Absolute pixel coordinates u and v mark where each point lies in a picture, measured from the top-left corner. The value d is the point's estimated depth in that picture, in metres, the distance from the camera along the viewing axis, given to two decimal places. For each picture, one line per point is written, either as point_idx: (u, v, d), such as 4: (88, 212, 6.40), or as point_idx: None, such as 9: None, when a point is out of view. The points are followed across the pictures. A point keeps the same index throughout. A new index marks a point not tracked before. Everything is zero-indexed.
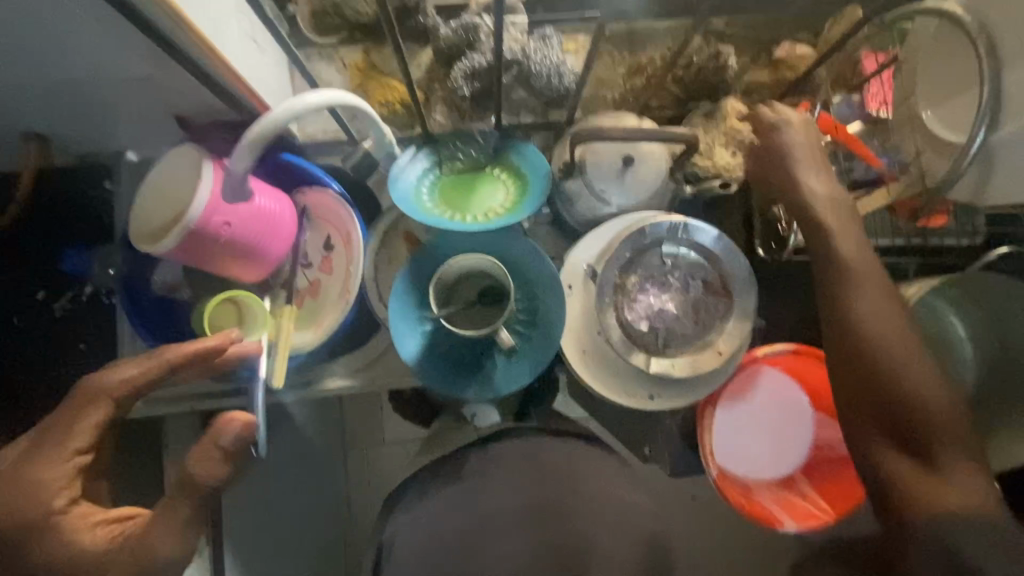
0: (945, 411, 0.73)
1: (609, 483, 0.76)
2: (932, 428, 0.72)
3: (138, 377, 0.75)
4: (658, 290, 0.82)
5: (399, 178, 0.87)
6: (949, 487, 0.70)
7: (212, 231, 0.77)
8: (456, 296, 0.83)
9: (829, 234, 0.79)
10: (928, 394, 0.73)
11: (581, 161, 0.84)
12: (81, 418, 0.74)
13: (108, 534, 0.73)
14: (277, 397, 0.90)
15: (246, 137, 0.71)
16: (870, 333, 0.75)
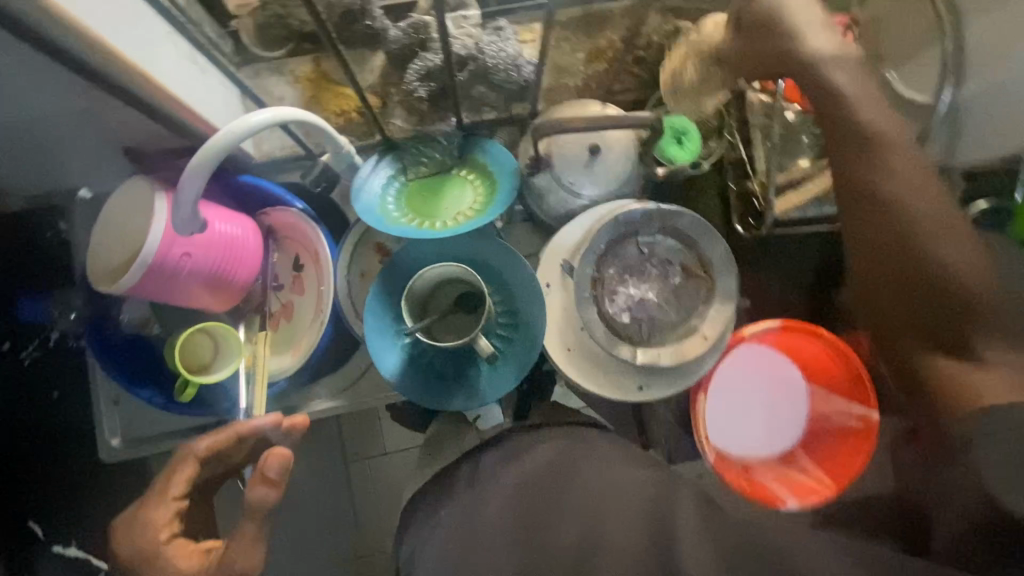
0: (988, 293, 0.71)
1: (610, 472, 0.68)
2: (959, 296, 0.71)
3: (225, 431, 0.72)
4: (637, 280, 0.81)
5: (362, 191, 0.85)
6: (982, 378, 0.71)
7: (171, 264, 0.74)
8: (433, 305, 0.81)
9: (856, 101, 0.73)
10: (968, 267, 0.71)
11: (547, 156, 0.82)
12: (177, 476, 0.71)
13: (201, 559, 0.68)
14: None
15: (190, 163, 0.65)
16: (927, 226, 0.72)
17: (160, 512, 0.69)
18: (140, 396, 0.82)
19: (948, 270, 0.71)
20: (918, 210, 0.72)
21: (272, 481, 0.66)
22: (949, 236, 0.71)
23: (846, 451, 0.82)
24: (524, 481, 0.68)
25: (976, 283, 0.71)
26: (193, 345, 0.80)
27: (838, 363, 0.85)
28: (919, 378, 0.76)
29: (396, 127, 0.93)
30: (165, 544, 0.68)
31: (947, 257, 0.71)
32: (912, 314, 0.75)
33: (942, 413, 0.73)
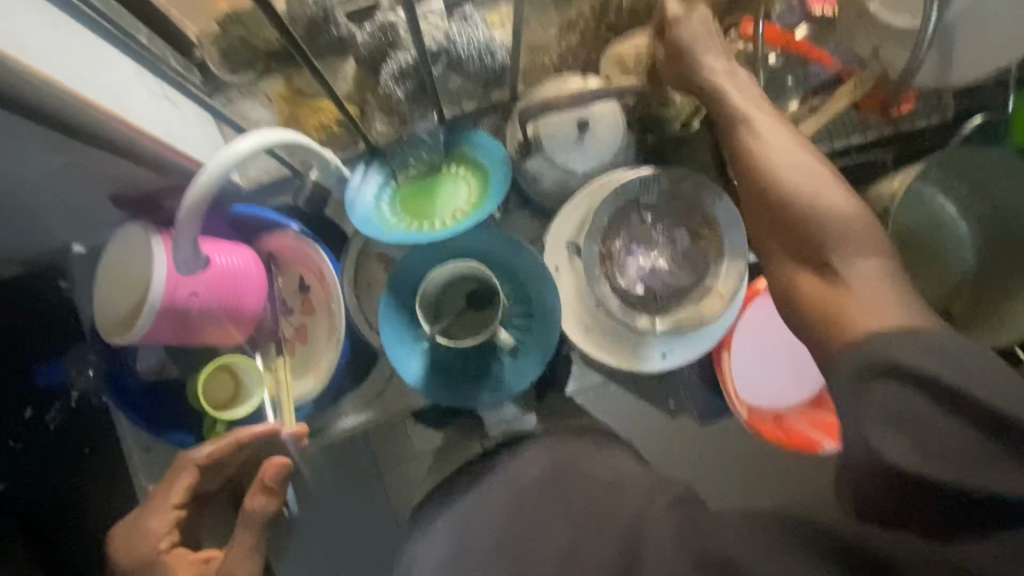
0: (845, 207, 0.62)
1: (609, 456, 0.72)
2: (824, 224, 0.60)
3: (228, 441, 0.76)
4: (646, 249, 0.80)
5: (356, 202, 0.84)
6: (865, 298, 0.56)
7: (179, 305, 0.74)
8: (445, 305, 0.81)
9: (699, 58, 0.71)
10: (829, 207, 0.62)
11: (536, 137, 0.81)
12: (174, 484, 0.75)
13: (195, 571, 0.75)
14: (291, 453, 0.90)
15: (184, 202, 0.65)
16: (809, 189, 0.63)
17: (160, 522, 0.74)
18: (170, 439, 0.83)
19: (836, 214, 0.61)
20: (778, 167, 0.65)
21: (273, 489, 0.77)
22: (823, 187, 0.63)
23: None
24: (541, 480, 0.70)
25: (834, 219, 0.61)
26: (214, 383, 0.81)
27: None
28: (790, 304, 0.63)
29: (379, 133, 0.90)
30: (162, 553, 0.74)
31: (815, 212, 0.62)
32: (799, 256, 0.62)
33: (824, 350, 0.57)
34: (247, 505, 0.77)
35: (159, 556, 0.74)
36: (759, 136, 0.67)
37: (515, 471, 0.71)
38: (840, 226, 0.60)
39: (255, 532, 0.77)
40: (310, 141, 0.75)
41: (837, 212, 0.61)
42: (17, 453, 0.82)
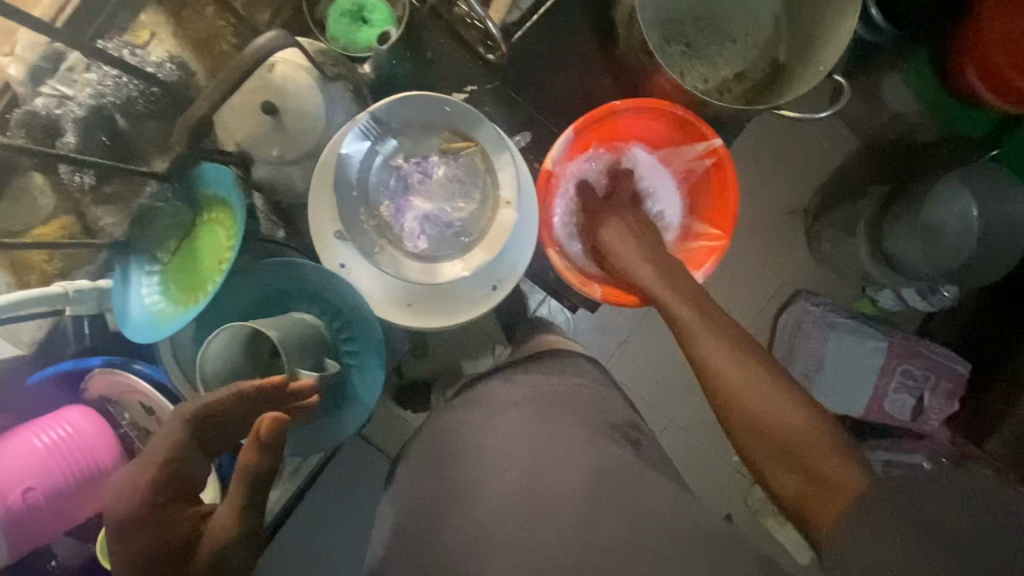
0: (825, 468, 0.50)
1: (565, 377, 0.75)
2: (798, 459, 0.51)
3: (226, 392, 0.59)
4: (414, 195, 0.70)
5: (126, 312, 0.77)
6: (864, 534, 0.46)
7: (17, 508, 0.73)
8: (256, 362, 0.69)
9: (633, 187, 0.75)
10: (790, 423, 0.52)
11: (243, 148, 0.69)
12: (160, 437, 0.58)
13: (198, 525, 0.57)
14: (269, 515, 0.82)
15: None
16: (721, 373, 0.56)
17: (150, 473, 0.57)
18: None
19: (721, 353, 0.57)
20: (694, 339, 0.59)
21: (269, 444, 0.57)
22: (704, 328, 0.59)
23: (719, 191, 0.75)
24: (470, 428, 0.69)
25: (798, 422, 0.52)
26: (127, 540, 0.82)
27: (658, 118, 0.74)
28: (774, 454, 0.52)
29: (110, 226, 0.80)
30: (152, 506, 0.57)
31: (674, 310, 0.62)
32: (781, 464, 0.52)
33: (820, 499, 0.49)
34: (240, 459, 0.57)
35: (154, 508, 0.57)
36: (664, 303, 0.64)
37: (427, 437, 0.72)
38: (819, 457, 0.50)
39: (245, 487, 0.57)
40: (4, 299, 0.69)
41: (686, 299, 0.63)
42: None
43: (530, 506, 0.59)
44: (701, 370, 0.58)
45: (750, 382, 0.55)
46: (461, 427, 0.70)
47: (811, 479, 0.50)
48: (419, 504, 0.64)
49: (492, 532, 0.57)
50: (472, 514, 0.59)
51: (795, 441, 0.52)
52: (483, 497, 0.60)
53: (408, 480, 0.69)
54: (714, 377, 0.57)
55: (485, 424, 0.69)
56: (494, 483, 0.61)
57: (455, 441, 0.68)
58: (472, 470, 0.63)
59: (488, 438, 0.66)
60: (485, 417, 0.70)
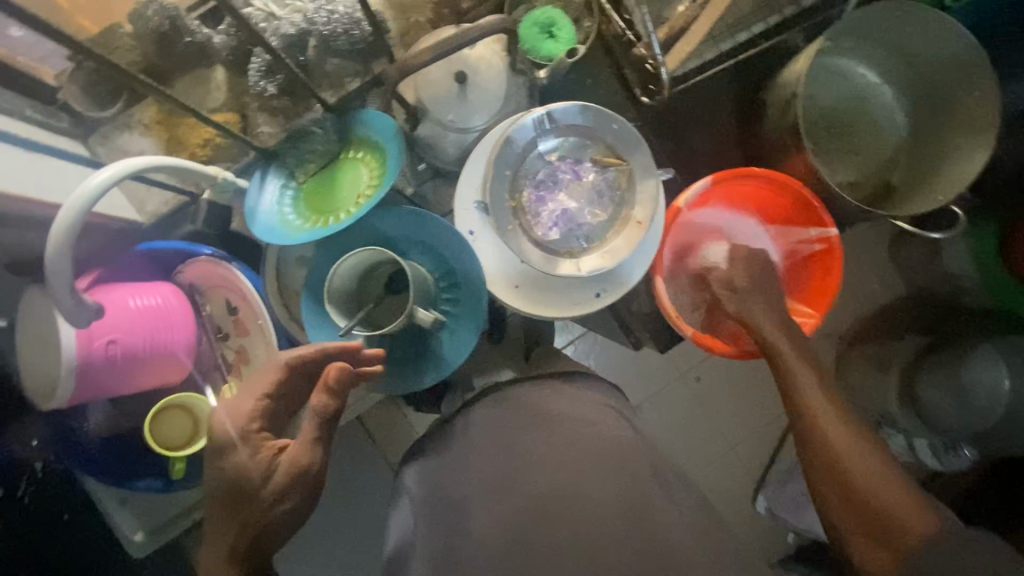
0: (856, 451, 0.64)
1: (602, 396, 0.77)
2: (837, 456, 0.64)
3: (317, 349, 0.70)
4: (555, 192, 0.76)
5: (255, 213, 0.82)
6: (883, 494, 0.62)
7: (97, 355, 0.75)
8: (366, 293, 0.76)
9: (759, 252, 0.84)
10: (881, 489, 0.62)
11: (421, 103, 0.77)
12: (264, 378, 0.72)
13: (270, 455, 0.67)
14: None
15: (49, 249, 0.61)
16: (842, 452, 0.64)
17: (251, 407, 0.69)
18: (138, 487, 0.84)
19: (833, 422, 0.66)
20: (803, 395, 0.68)
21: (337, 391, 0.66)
22: (823, 401, 0.67)
23: (821, 275, 0.81)
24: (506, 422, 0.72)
25: (889, 482, 0.63)
26: (166, 422, 0.82)
27: (783, 195, 0.81)
28: (818, 434, 0.66)
29: (263, 135, 0.86)
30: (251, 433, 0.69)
31: (802, 382, 0.69)
32: (841, 497, 0.64)
33: (841, 479, 0.64)
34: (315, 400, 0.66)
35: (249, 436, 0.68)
36: (742, 308, 0.74)
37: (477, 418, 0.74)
38: (849, 443, 0.65)
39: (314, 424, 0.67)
40: (175, 160, 0.72)
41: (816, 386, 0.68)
42: None
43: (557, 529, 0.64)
44: (806, 419, 0.67)
45: (831, 411, 0.67)
46: (482, 430, 0.72)
47: (875, 526, 0.62)
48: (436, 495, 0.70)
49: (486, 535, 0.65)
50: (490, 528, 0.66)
51: (884, 506, 0.62)
52: (493, 510, 0.66)
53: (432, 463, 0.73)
54: (819, 426, 0.66)
55: (505, 438, 0.71)
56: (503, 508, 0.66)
57: (482, 442, 0.72)
58: (490, 489, 0.68)
59: (502, 461, 0.69)
60: (499, 430, 0.72)
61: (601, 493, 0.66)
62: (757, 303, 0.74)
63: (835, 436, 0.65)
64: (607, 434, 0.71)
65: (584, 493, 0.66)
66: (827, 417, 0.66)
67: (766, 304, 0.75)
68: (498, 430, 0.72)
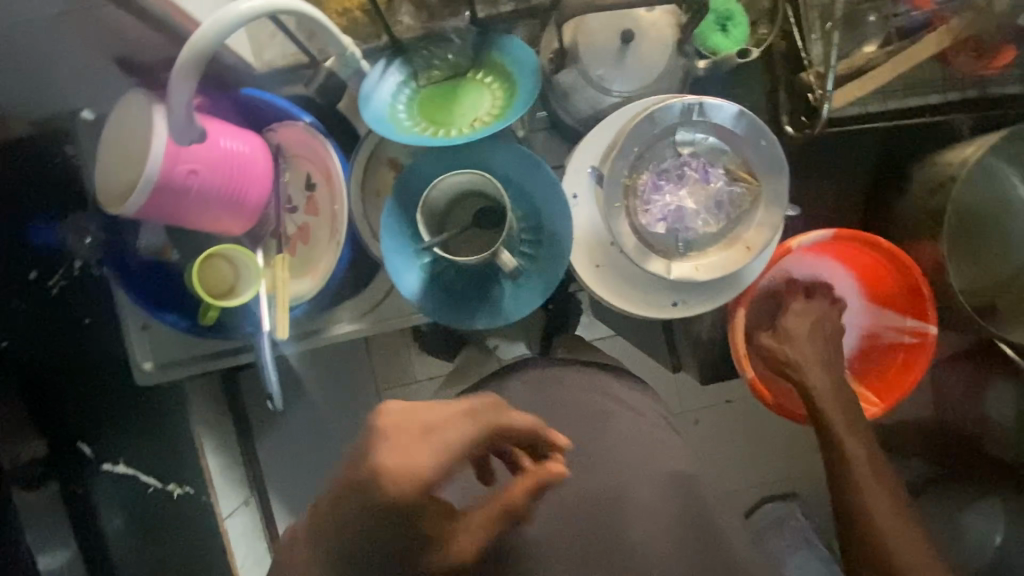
0: (903, 533, 0.63)
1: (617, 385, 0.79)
2: (882, 534, 0.63)
3: None
4: (674, 185, 0.72)
5: (368, 99, 0.78)
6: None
7: (176, 182, 0.72)
8: (452, 216, 0.76)
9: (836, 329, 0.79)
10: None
11: (574, 47, 0.73)
12: None
13: None
14: (336, 324, 0.88)
15: (178, 63, 0.64)
16: (884, 527, 0.63)
17: None
18: (166, 320, 0.84)
19: (882, 498, 0.65)
20: (857, 474, 0.67)
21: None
22: (873, 477, 0.67)
23: (896, 366, 0.78)
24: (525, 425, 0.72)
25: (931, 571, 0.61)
26: (209, 266, 0.80)
27: (893, 274, 0.77)
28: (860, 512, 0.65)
29: (403, 25, 0.85)
30: None
31: (850, 450, 0.68)
32: None
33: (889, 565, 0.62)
34: None
35: None
36: (802, 375, 0.73)
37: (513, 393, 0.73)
38: (900, 527, 0.63)
39: None
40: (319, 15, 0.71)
41: (865, 458, 0.68)
42: (20, 312, 0.87)
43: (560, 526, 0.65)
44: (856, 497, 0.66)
45: (884, 484, 0.66)
46: (519, 404, 0.71)
47: None
48: None
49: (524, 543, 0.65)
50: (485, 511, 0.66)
51: None
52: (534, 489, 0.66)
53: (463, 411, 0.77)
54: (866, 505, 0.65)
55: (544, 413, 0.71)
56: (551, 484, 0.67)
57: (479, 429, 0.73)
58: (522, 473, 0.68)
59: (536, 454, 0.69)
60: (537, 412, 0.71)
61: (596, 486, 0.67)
62: (827, 380, 0.72)
63: (889, 508, 0.64)
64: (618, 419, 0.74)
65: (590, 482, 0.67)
66: (877, 491, 0.66)
67: (830, 373, 0.73)
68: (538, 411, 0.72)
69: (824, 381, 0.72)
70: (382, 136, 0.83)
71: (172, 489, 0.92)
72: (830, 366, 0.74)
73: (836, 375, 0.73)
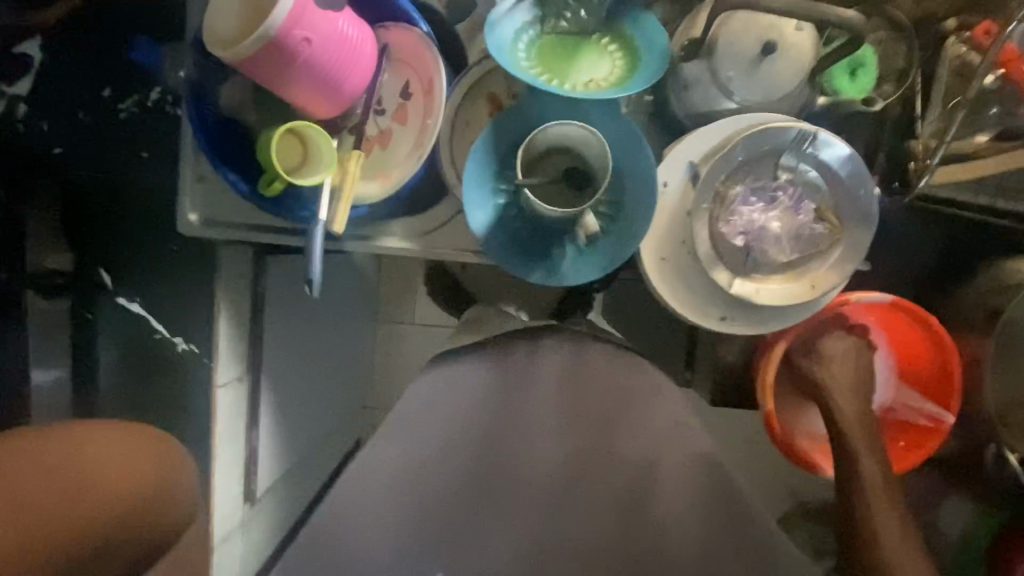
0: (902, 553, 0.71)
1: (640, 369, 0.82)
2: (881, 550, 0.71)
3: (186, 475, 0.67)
4: (764, 205, 0.73)
5: (496, 26, 0.78)
6: None
7: (289, 47, 0.70)
8: (540, 166, 0.76)
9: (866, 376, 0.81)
10: None
11: (713, 41, 0.72)
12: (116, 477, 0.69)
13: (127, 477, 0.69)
14: (385, 234, 0.87)
15: None
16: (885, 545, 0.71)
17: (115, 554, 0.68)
18: (227, 180, 0.83)
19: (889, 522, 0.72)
20: (870, 501, 0.72)
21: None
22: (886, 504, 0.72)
23: (905, 442, 0.81)
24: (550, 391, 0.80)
25: None
26: (285, 142, 0.80)
27: (930, 355, 0.79)
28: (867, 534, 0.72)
29: None
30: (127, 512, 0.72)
31: (868, 481, 0.73)
32: None
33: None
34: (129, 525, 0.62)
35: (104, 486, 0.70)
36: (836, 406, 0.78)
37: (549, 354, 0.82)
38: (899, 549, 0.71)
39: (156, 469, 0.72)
40: None
41: (883, 488, 0.73)
42: (84, 125, 0.88)
43: (576, 475, 0.78)
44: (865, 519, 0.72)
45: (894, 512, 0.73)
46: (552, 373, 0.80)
47: None
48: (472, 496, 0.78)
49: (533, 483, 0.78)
50: (508, 463, 0.79)
51: None
52: (552, 452, 0.78)
53: (498, 363, 0.81)
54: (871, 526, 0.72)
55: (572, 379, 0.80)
56: (573, 446, 0.78)
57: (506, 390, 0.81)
58: (540, 430, 0.79)
59: (553, 422, 0.79)
60: (565, 374, 0.80)
61: (627, 451, 0.78)
62: (856, 416, 0.77)
63: (893, 533, 0.72)
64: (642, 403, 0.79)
65: (616, 448, 0.78)
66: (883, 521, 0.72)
67: (854, 421, 0.77)
68: (563, 374, 0.80)
69: (852, 417, 0.77)
70: (492, 69, 0.83)
71: (177, 342, 0.92)
72: (857, 407, 0.78)
73: (860, 421, 0.77)
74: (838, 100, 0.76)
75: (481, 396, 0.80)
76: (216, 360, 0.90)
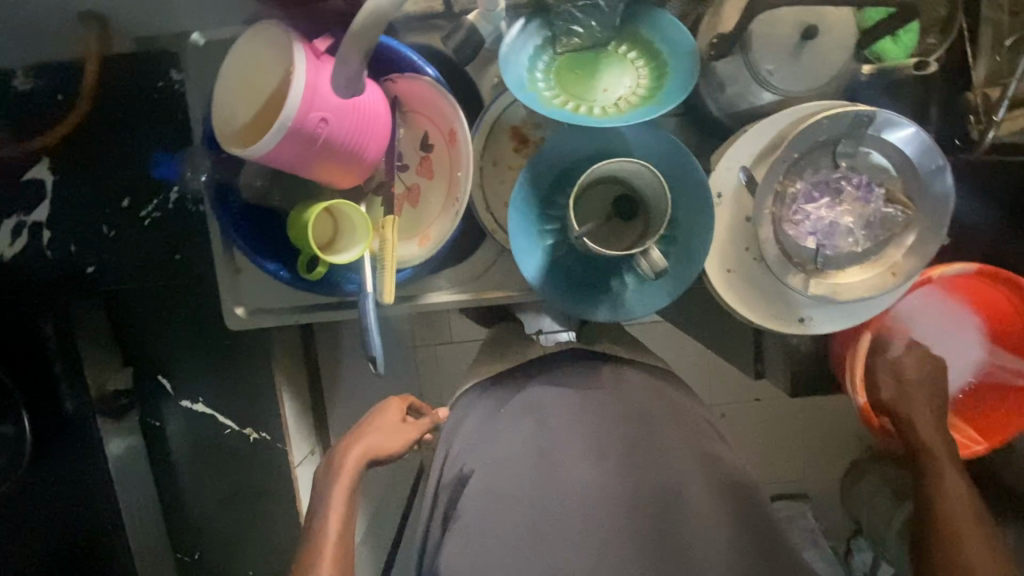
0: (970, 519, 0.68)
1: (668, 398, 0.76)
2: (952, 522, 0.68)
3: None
4: (830, 199, 0.69)
5: (511, 62, 0.73)
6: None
7: (308, 131, 0.67)
8: (587, 201, 0.72)
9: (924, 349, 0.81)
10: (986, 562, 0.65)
11: (748, 35, 0.67)
12: None
13: None
14: (429, 290, 0.85)
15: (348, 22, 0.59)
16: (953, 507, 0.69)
17: None
18: (266, 269, 0.80)
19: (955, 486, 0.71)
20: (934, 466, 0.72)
21: None
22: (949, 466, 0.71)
23: (1006, 408, 0.78)
24: (592, 407, 0.71)
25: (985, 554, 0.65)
26: (318, 219, 0.77)
27: (1021, 315, 0.77)
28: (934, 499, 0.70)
29: None
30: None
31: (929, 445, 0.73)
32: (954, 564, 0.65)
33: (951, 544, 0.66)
34: None
35: None
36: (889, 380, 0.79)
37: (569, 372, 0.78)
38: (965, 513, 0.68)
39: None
40: None
41: (962, 496, 0.70)
42: (109, 240, 0.86)
43: (634, 494, 0.62)
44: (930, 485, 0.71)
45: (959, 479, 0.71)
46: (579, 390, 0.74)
47: None
48: (507, 518, 0.61)
49: (578, 498, 0.62)
50: (522, 506, 0.61)
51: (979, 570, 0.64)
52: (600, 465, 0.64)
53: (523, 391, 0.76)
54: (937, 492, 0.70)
55: (589, 398, 0.72)
56: (610, 464, 0.64)
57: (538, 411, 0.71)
58: (589, 444, 0.66)
59: (576, 448, 0.66)
60: (583, 402, 0.72)
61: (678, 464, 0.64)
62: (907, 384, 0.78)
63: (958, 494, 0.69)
64: (679, 422, 0.71)
65: (649, 473, 0.63)
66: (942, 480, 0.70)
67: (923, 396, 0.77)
68: (592, 392, 0.73)
69: (906, 387, 0.78)
70: (512, 104, 0.79)
71: (248, 433, 0.92)
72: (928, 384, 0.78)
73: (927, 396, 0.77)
74: (885, 67, 0.72)
75: (496, 424, 0.72)
76: (289, 445, 0.90)
